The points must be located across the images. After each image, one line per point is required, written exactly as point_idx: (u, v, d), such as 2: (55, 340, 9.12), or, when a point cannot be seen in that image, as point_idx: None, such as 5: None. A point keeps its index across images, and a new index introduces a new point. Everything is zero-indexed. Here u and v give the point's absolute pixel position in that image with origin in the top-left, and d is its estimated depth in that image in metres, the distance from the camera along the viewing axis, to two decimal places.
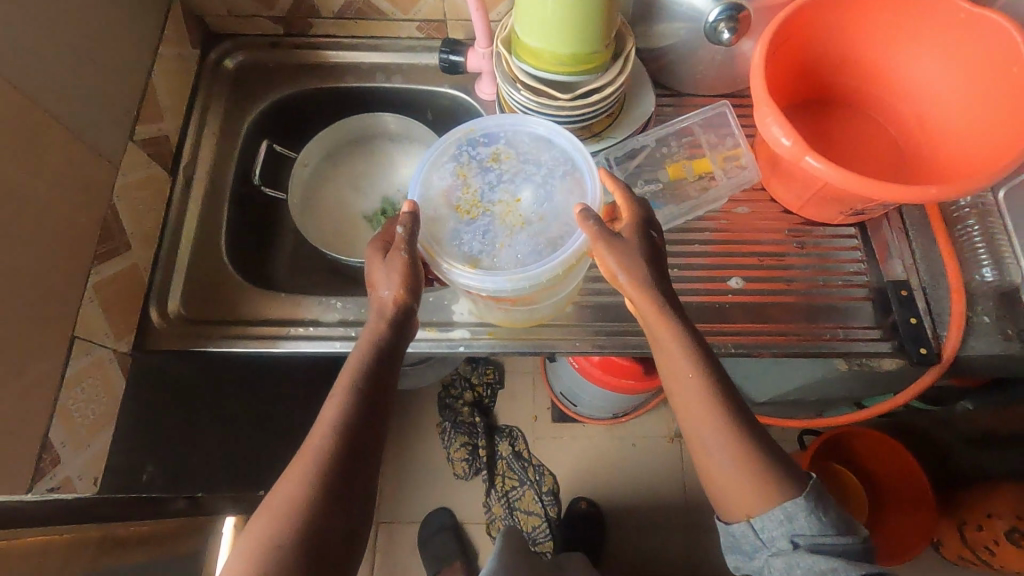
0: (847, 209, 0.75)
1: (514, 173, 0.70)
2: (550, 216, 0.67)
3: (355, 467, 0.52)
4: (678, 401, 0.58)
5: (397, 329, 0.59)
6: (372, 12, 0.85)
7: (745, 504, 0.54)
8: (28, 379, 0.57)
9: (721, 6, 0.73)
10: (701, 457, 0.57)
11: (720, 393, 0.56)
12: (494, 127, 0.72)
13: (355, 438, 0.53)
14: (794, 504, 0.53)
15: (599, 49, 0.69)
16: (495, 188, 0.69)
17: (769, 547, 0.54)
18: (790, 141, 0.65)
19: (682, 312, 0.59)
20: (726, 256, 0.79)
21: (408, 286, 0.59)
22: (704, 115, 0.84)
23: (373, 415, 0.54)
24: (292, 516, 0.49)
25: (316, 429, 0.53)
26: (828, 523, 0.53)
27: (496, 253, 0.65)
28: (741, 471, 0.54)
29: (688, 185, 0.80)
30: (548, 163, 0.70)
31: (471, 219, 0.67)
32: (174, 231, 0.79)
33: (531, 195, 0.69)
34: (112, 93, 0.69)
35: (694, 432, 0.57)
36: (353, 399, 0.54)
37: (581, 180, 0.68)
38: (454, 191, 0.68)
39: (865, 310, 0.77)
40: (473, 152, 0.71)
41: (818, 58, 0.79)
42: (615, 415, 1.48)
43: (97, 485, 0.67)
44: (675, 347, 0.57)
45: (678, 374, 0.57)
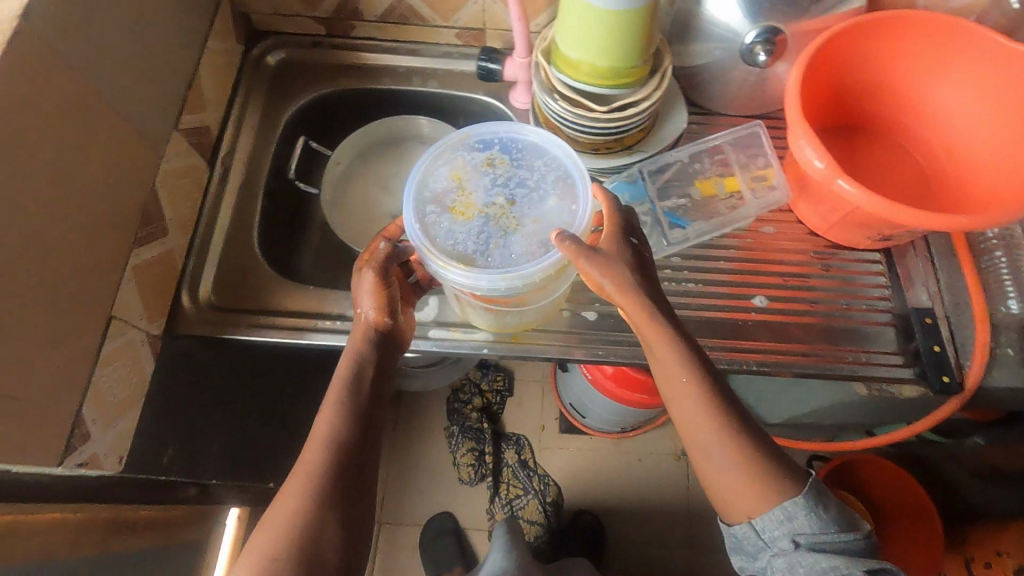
0: (875, 233, 0.75)
1: (508, 176, 0.69)
2: (543, 220, 0.66)
3: (352, 473, 0.56)
4: (678, 407, 0.57)
5: (379, 348, 0.62)
6: (413, 17, 0.87)
7: (748, 508, 0.55)
8: (68, 353, 0.58)
9: (758, 28, 0.74)
10: (704, 467, 0.57)
11: (715, 395, 0.56)
12: (488, 133, 0.72)
13: (352, 446, 0.57)
14: (793, 503, 0.54)
15: (635, 64, 0.70)
16: (489, 190, 0.68)
17: (771, 547, 0.55)
18: (822, 164, 0.66)
19: (671, 317, 0.59)
20: (751, 274, 0.80)
21: (381, 306, 0.63)
22: (736, 134, 0.85)
23: (366, 434, 0.58)
24: (296, 519, 0.52)
25: (312, 438, 0.57)
26: (826, 520, 0.54)
27: (489, 252, 0.64)
28: (743, 477, 0.55)
29: (719, 202, 0.82)
30: (542, 168, 0.70)
31: (464, 219, 0.66)
32: (209, 220, 0.80)
33: (525, 198, 0.68)
34: (162, 80, 0.70)
35: (693, 441, 0.57)
36: (346, 410, 0.58)
37: (574, 186, 0.68)
38: (449, 192, 0.68)
39: (887, 336, 0.77)
40: (467, 156, 0.70)
41: (849, 84, 0.80)
42: (623, 429, 1.48)
43: (120, 465, 0.68)
44: (667, 352, 0.57)
45: (673, 380, 0.57)
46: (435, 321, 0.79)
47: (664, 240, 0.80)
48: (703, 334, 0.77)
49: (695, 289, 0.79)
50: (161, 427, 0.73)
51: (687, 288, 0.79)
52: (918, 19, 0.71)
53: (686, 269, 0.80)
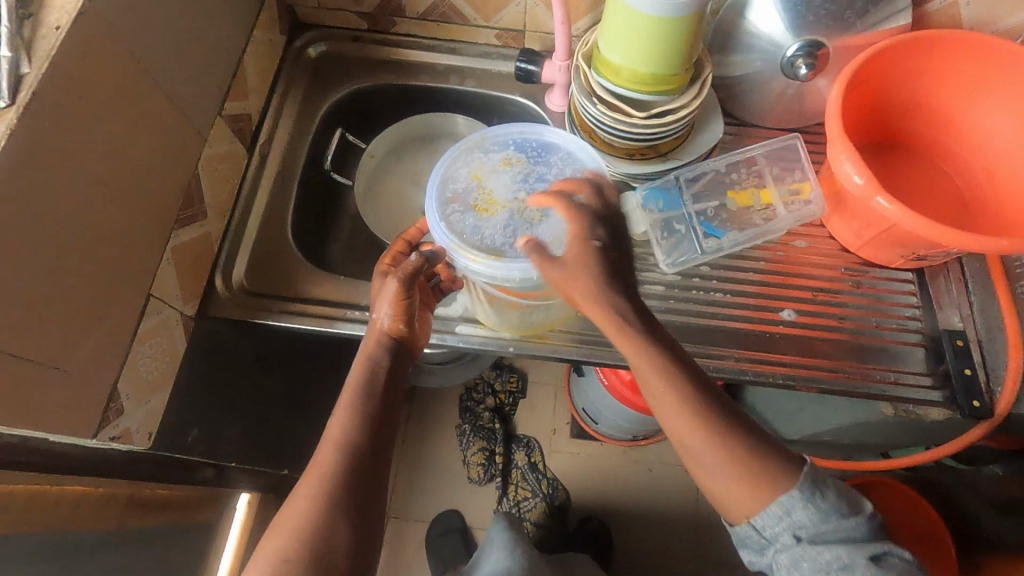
0: (909, 252, 0.75)
1: (528, 174, 0.70)
2: None
3: (371, 468, 0.55)
4: (662, 413, 0.56)
5: (395, 352, 0.62)
6: (455, 16, 0.88)
7: (745, 507, 0.54)
8: (108, 328, 0.59)
9: (800, 42, 0.75)
10: (698, 471, 0.56)
11: (698, 400, 0.55)
12: (502, 133, 0.73)
13: (369, 445, 0.56)
14: (789, 497, 0.52)
15: (678, 71, 0.70)
16: (511, 187, 0.69)
17: (774, 543, 0.53)
18: (862, 180, 0.66)
19: (644, 320, 0.57)
20: (779, 288, 0.79)
21: (398, 313, 0.63)
22: (771, 147, 0.84)
23: (380, 437, 0.57)
24: (311, 512, 0.52)
25: (324, 442, 0.56)
26: (827, 509, 0.52)
27: (518, 243, 0.64)
28: (738, 477, 0.53)
29: (753, 213, 0.80)
30: (560, 163, 0.71)
31: (489, 215, 0.67)
32: (246, 206, 0.82)
33: (547, 192, 0.69)
34: (210, 67, 0.72)
35: (683, 447, 0.56)
36: (363, 411, 0.57)
37: (593, 177, 0.69)
38: (470, 190, 0.68)
39: (917, 357, 0.76)
40: (485, 157, 0.71)
41: (888, 102, 0.80)
42: (635, 438, 1.47)
43: (149, 441, 0.69)
44: (642, 360, 0.56)
45: (652, 387, 0.56)
46: (462, 316, 0.78)
47: (698, 250, 0.80)
48: (729, 344, 0.77)
49: (722, 299, 0.79)
50: (188, 406, 0.74)
51: (714, 298, 0.79)
52: (963, 39, 0.71)
53: (713, 278, 0.80)
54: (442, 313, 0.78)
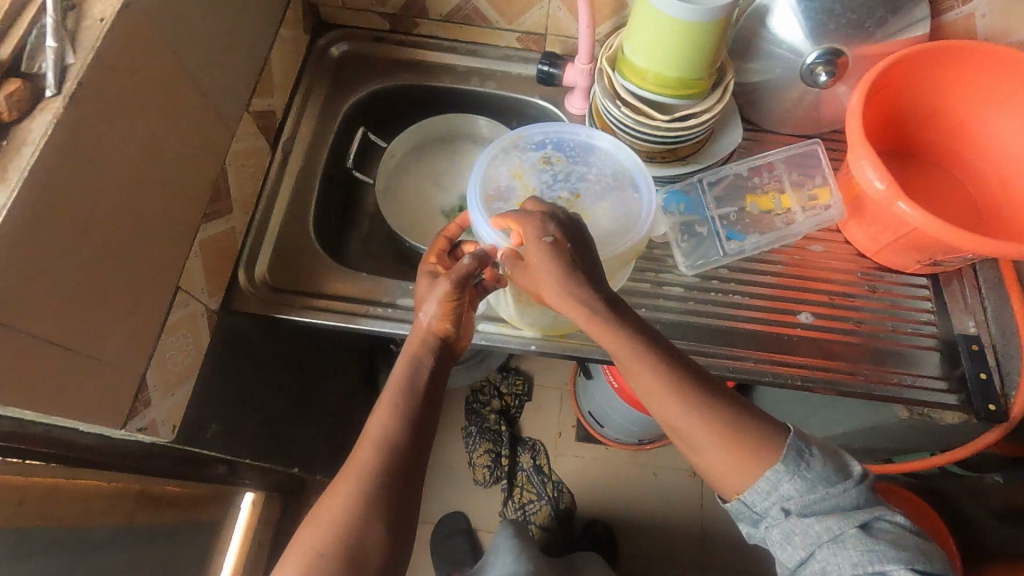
0: (926, 258, 0.76)
1: (568, 174, 0.74)
2: (608, 207, 0.71)
3: (409, 463, 0.56)
4: (652, 401, 0.57)
5: (440, 355, 0.63)
6: (478, 19, 0.89)
7: (735, 486, 0.55)
8: (139, 318, 0.59)
9: (819, 50, 0.76)
10: (693, 454, 0.57)
11: (687, 383, 0.56)
12: (539, 132, 0.74)
13: (410, 445, 0.56)
14: (775, 471, 0.53)
15: (702, 76, 0.72)
16: (552, 186, 0.73)
17: (765, 518, 0.54)
18: (883, 185, 0.67)
19: (612, 304, 0.58)
20: (797, 291, 0.80)
21: (446, 315, 0.63)
22: (790, 152, 0.85)
23: (419, 436, 0.57)
24: (349, 514, 0.52)
25: (364, 441, 0.56)
26: (813, 480, 0.52)
27: None
28: (731, 457, 0.54)
29: (771, 218, 0.82)
30: (599, 163, 0.74)
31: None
32: (268, 201, 0.82)
33: (587, 192, 0.73)
34: (240, 63, 0.72)
35: (677, 433, 0.57)
36: (394, 407, 0.58)
37: (632, 179, 0.73)
38: (512, 189, 0.71)
39: (933, 361, 0.77)
40: (524, 156, 0.74)
41: (905, 111, 0.82)
42: (641, 442, 1.47)
43: (174, 434, 0.69)
44: (622, 349, 0.57)
45: (636, 373, 0.57)
46: (484, 314, 0.79)
47: (720, 252, 0.81)
48: (748, 346, 0.77)
49: (740, 301, 0.80)
50: (209, 401, 0.74)
51: (732, 300, 0.80)
52: (981, 51, 0.72)
53: (731, 281, 0.81)
54: None
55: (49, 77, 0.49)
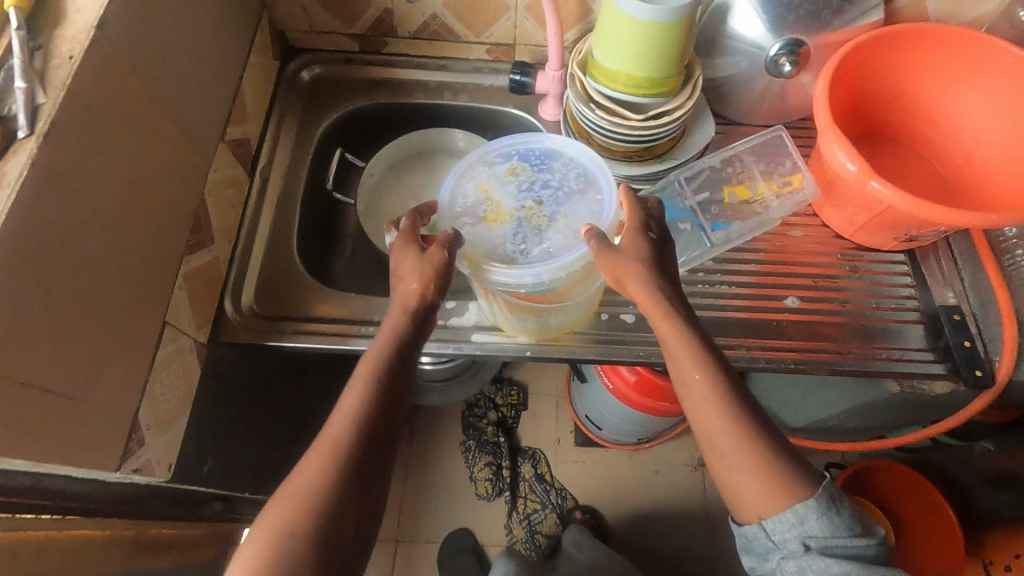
0: (901, 234, 0.78)
1: (533, 182, 0.70)
2: (573, 214, 0.67)
3: (382, 438, 0.54)
4: (693, 400, 0.57)
5: (420, 322, 0.60)
6: (446, 34, 0.90)
7: (759, 507, 0.54)
8: (128, 356, 0.58)
9: (782, 41, 0.79)
10: (718, 466, 0.56)
11: (728, 392, 0.56)
12: (505, 146, 0.72)
13: (381, 413, 0.55)
14: (805, 505, 0.53)
15: (672, 74, 0.73)
16: (517, 198, 0.69)
17: (780, 549, 0.54)
18: (855, 167, 0.69)
19: (690, 316, 0.60)
20: (782, 276, 0.82)
21: (425, 279, 0.60)
22: (755, 142, 0.87)
23: (392, 411, 0.55)
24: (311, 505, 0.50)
25: (337, 415, 0.55)
26: (840, 525, 0.53)
27: (529, 250, 0.65)
28: (759, 480, 0.54)
29: (750, 206, 0.83)
30: (563, 169, 0.71)
31: (498, 227, 0.67)
32: (250, 229, 0.81)
33: (553, 199, 0.69)
34: (212, 93, 0.72)
35: (707, 439, 0.57)
36: (374, 379, 0.56)
37: (597, 181, 0.69)
38: (477, 204, 0.68)
39: (917, 334, 0.79)
40: (489, 170, 0.71)
41: (868, 95, 0.84)
42: (639, 441, 1.47)
43: (170, 473, 0.67)
44: (681, 348, 0.58)
45: (686, 376, 0.58)
46: (477, 324, 0.79)
47: (708, 242, 0.82)
48: (739, 334, 0.78)
49: (727, 291, 0.81)
50: (202, 436, 0.73)
51: (720, 290, 0.81)
52: (935, 32, 0.75)
53: (716, 272, 0.82)
54: (456, 323, 0.79)
55: (20, 118, 0.48)
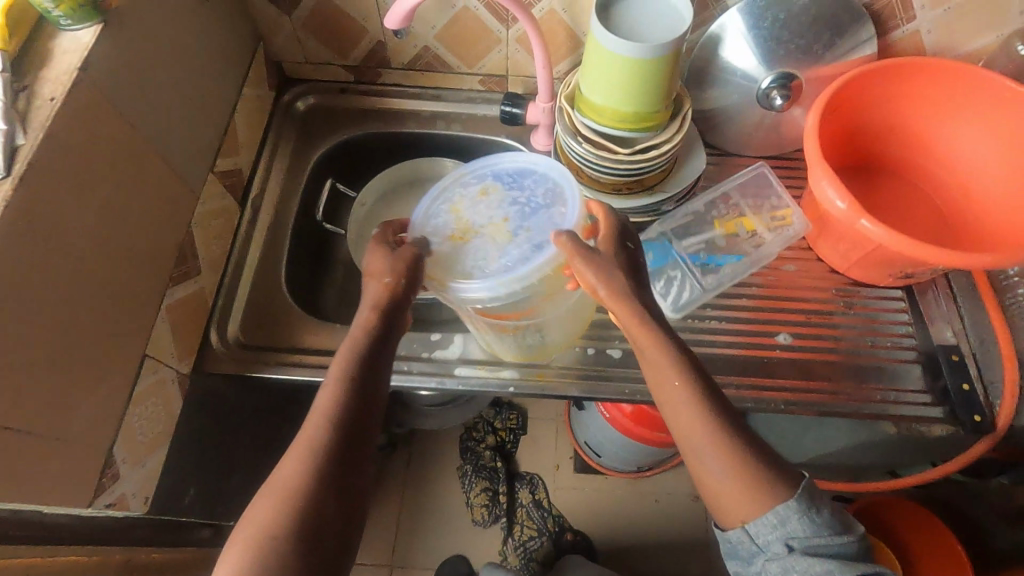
0: (896, 271, 0.76)
1: (502, 200, 0.68)
2: (537, 228, 0.64)
3: (358, 434, 0.53)
4: (671, 405, 0.56)
5: (388, 317, 0.59)
6: (439, 65, 0.91)
7: (740, 510, 0.52)
8: (103, 391, 0.58)
9: (773, 75, 0.79)
10: (699, 470, 0.54)
11: (706, 396, 0.55)
12: (479, 166, 0.71)
13: (354, 409, 0.54)
14: (787, 506, 0.51)
15: (659, 109, 0.72)
16: (485, 215, 0.67)
17: (764, 552, 0.51)
18: (844, 204, 0.68)
19: (664, 321, 0.58)
20: (774, 312, 0.80)
21: (400, 270, 0.60)
22: (741, 180, 0.87)
23: (366, 409, 0.54)
24: (284, 509, 0.48)
25: (313, 414, 0.54)
26: (820, 523, 0.51)
27: (487, 265, 0.63)
28: (740, 485, 0.52)
29: (738, 246, 0.82)
30: (534, 185, 0.69)
31: (462, 246, 0.65)
32: (239, 259, 0.82)
33: (520, 214, 0.67)
34: (201, 126, 0.73)
35: (688, 444, 0.55)
36: (344, 377, 0.55)
37: (564, 196, 0.66)
38: (445, 222, 0.67)
39: (915, 374, 0.76)
40: (462, 189, 0.70)
41: (863, 128, 0.83)
42: (639, 469, 1.44)
43: (147, 506, 0.67)
44: (657, 352, 0.56)
45: (664, 380, 0.56)
46: (461, 358, 0.78)
47: (699, 287, 0.80)
48: (729, 371, 0.77)
49: (718, 326, 0.79)
50: (182, 467, 0.73)
51: (710, 326, 0.79)
52: (929, 66, 0.74)
53: (706, 306, 0.81)
54: (440, 356, 0.78)
55: None
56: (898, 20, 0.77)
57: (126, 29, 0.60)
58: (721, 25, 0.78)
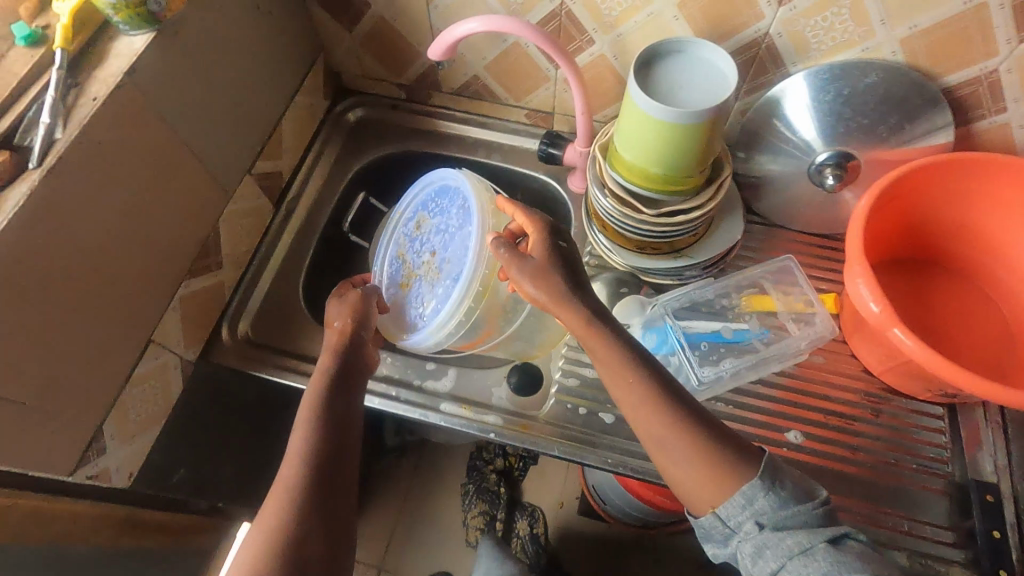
0: (935, 388, 0.68)
1: (430, 233, 0.80)
2: (452, 259, 0.74)
3: (331, 470, 0.59)
4: (638, 418, 0.59)
5: (346, 357, 0.68)
6: (487, 94, 0.91)
7: (708, 495, 0.55)
8: (99, 372, 0.62)
9: (830, 150, 0.73)
10: (665, 462, 0.58)
11: (661, 391, 0.59)
12: (413, 201, 0.85)
13: (326, 449, 0.60)
14: (752, 485, 0.53)
15: (690, 175, 0.68)
16: (420, 253, 0.79)
17: (738, 533, 0.53)
18: (879, 308, 0.61)
19: (607, 318, 0.63)
20: (790, 406, 0.73)
21: (351, 318, 0.70)
22: (767, 271, 0.80)
23: (342, 441, 0.61)
24: (273, 541, 0.53)
25: (290, 458, 0.60)
26: (786, 497, 0.53)
27: (425, 312, 0.74)
28: (704, 475, 0.55)
29: (755, 340, 0.75)
30: (451, 208, 0.78)
31: (407, 292, 0.78)
32: (263, 257, 0.85)
33: (442, 243, 0.77)
34: (245, 130, 0.77)
35: (651, 438, 0.58)
36: (317, 419, 0.62)
37: (469, 211, 0.75)
38: (398, 271, 0.81)
39: (940, 506, 0.68)
40: (405, 230, 0.83)
41: (926, 220, 0.74)
42: (644, 525, 1.37)
43: (130, 481, 0.70)
44: (612, 360, 0.60)
45: (621, 381, 0.60)
46: (449, 393, 0.77)
47: (695, 381, 0.73)
48: None
49: (725, 410, 0.73)
50: (174, 447, 0.76)
51: (716, 409, 0.73)
52: (1007, 165, 0.65)
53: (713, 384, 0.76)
54: (431, 388, 0.78)
55: (33, 151, 0.53)
56: (984, 110, 0.69)
57: (178, 38, 0.64)
58: (782, 90, 0.73)
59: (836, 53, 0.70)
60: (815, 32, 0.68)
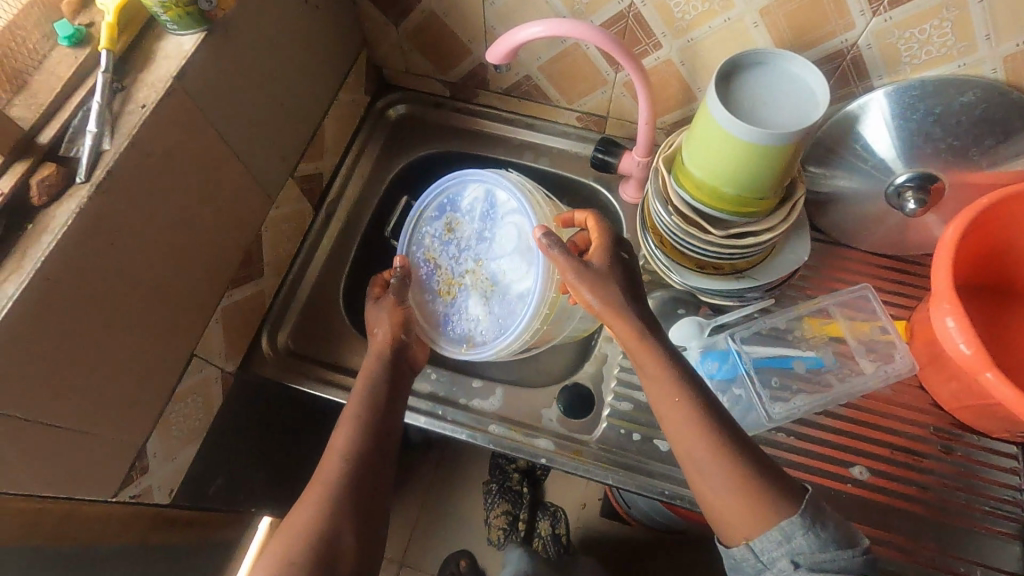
0: (1013, 430, 0.65)
1: (470, 239, 0.77)
2: (507, 273, 0.74)
3: (376, 480, 0.58)
4: (681, 447, 0.55)
5: (392, 366, 0.67)
6: (538, 95, 0.86)
7: (744, 527, 0.52)
8: (143, 390, 0.59)
9: (910, 171, 0.68)
10: (699, 483, 0.54)
11: (713, 427, 0.54)
12: (436, 199, 0.80)
13: (369, 457, 0.59)
14: (791, 522, 0.50)
15: (765, 196, 0.63)
16: (459, 259, 0.77)
17: (771, 569, 0.50)
18: (970, 349, 0.58)
19: (664, 339, 0.59)
20: (855, 439, 0.70)
21: (397, 326, 0.70)
22: (841, 296, 0.75)
23: (382, 452, 0.60)
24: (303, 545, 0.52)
25: (330, 456, 0.59)
26: (826, 538, 0.50)
27: (482, 327, 0.74)
28: (741, 504, 0.52)
29: (829, 373, 0.73)
30: (496, 212, 0.76)
31: (450, 301, 0.76)
32: (303, 263, 0.82)
33: (489, 252, 0.76)
34: (287, 132, 0.73)
35: (690, 462, 0.55)
36: (356, 437, 0.60)
37: (522, 220, 0.73)
38: (432, 277, 0.77)
39: (1012, 552, 0.65)
40: (431, 230, 0.79)
41: (1011, 249, 0.70)
42: (669, 530, 1.34)
43: (172, 497, 0.68)
44: (662, 378, 0.57)
45: (665, 399, 0.57)
46: (496, 414, 0.74)
47: (763, 415, 0.70)
48: None
49: (785, 441, 0.70)
50: (214, 456, 0.74)
51: (775, 438, 0.70)
52: None
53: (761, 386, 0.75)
54: (479, 406, 0.75)
55: (81, 165, 0.50)
56: None
57: (227, 38, 0.60)
58: (863, 105, 0.68)
59: (928, 68, 0.65)
60: (908, 45, 0.63)
